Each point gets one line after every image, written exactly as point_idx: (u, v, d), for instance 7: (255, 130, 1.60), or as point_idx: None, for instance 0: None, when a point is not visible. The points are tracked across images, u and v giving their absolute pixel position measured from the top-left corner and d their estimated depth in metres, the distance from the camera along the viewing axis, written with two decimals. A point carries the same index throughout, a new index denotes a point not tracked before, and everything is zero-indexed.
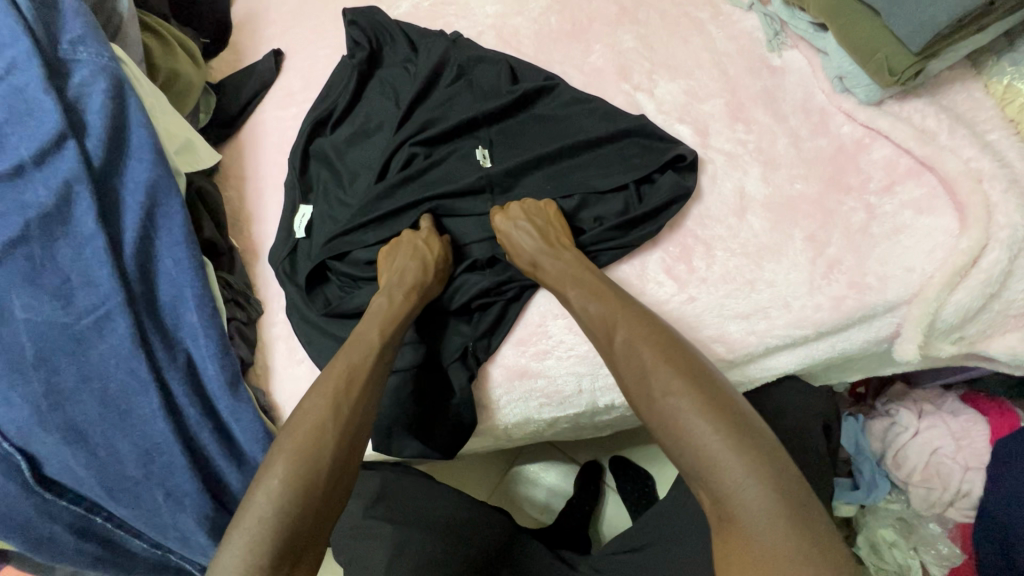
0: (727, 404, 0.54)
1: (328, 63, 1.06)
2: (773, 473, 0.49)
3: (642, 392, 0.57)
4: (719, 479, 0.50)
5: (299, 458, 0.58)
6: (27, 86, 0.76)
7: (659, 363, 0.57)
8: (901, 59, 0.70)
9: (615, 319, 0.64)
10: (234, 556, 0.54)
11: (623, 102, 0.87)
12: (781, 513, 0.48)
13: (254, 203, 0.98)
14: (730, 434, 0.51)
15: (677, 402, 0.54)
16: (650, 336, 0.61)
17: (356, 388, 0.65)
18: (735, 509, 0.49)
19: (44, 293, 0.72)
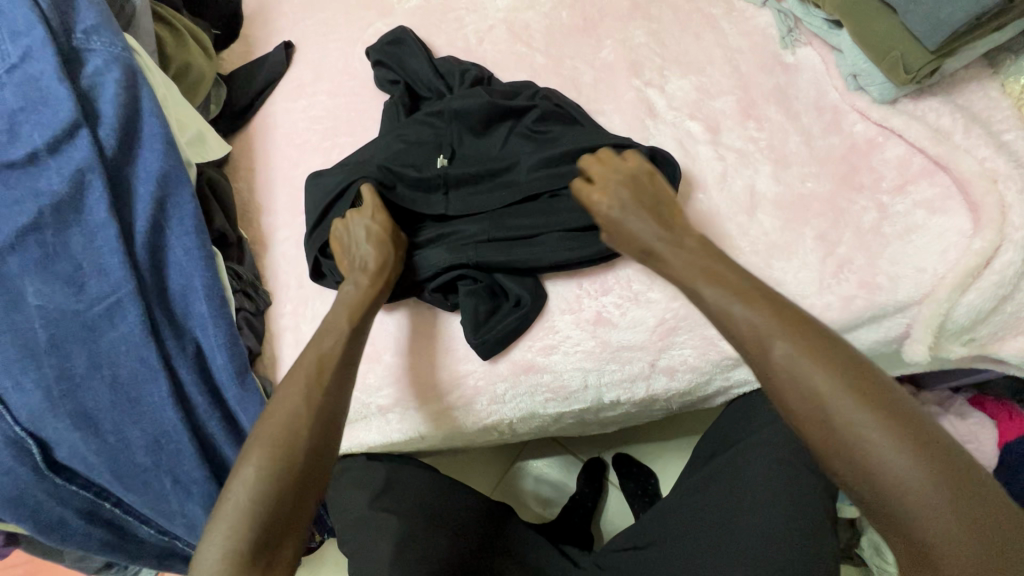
0: (926, 429, 0.48)
1: (338, 56, 1.06)
2: (977, 512, 0.45)
3: (815, 414, 0.50)
4: (925, 525, 0.45)
5: (272, 443, 0.59)
6: (42, 75, 0.76)
7: (843, 386, 0.49)
8: (917, 57, 0.69)
9: (775, 321, 0.54)
10: (216, 547, 0.55)
11: (634, 97, 0.86)
12: (975, 551, 0.44)
13: (263, 194, 0.99)
14: (935, 462, 0.46)
15: (869, 432, 0.47)
16: (816, 347, 0.51)
17: (328, 373, 0.66)
18: (927, 545, 0.45)
19: (57, 280, 0.72)
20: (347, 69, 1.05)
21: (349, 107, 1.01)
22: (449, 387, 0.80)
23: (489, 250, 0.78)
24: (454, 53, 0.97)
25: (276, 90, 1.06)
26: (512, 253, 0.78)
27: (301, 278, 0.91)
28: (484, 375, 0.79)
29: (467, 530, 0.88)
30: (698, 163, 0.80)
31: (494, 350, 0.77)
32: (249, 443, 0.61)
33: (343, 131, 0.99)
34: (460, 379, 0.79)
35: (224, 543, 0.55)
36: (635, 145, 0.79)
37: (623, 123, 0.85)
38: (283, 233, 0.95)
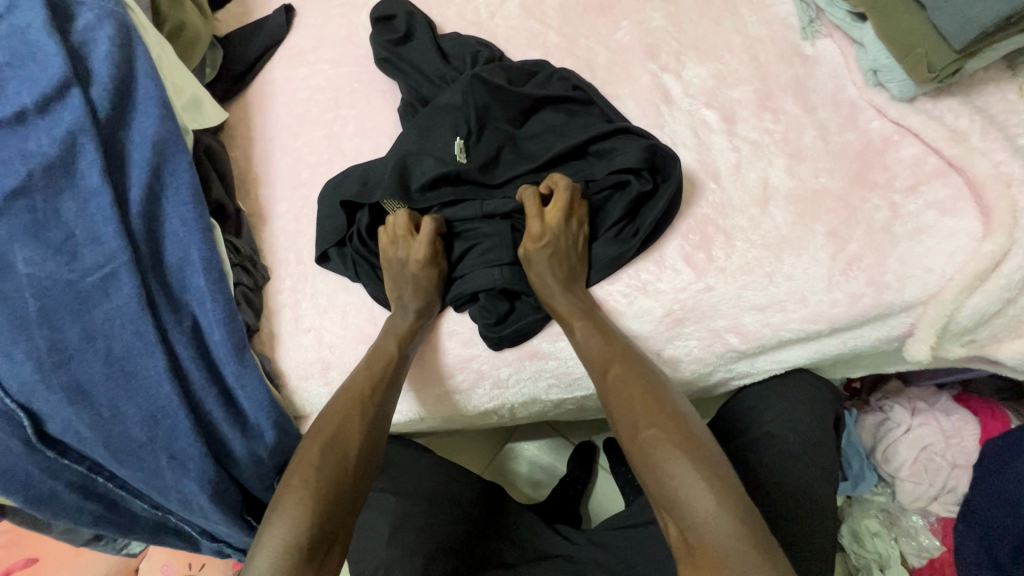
0: (700, 443, 0.60)
1: (342, 22, 1.02)
2: (741, 509, 0.55)
3: (629, 422, 0.64)
4: (698, 519, 0.55)
5: (328, 452, 0.66)
6: (30, 28, 0.72)
7: (647, 403, 0.64)
8: (941, 56, 0.68)
9: (616, 353, 0.69)
10: (272, 538, 0.60)
11: (649, 82, 0.85)
12: (745, 541, 0.53)
13: (261, 164, 0.95)
14: (694, 467, 0.58)
15: (660, 440, 0.60)
16: (642, 378, 0.67)
17: (378, 394, 0.72)
18: (702, 534, 0.54)
19: (47, 247, 0.69)
20: (350, 38, 1.01)
21: (352, 78, 0.98)
22: (452, 371, 0.79)
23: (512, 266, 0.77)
24: (464, 27, 0.94)
25: (276, 55, 1.02)
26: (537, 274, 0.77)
27: (301, 255, 0.88)
28: (489, 360, 0.78)
29: (468, 513, 0.89)
30: (712, 153, 0.80)
31: (506, 341, 0.76)
32: (303, 450, 0.67)
33: (346, 102, 0.96)
34: (463, 363, 0.79)
35: (288, 535, 0.60)
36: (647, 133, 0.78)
37: (637, 108, 0.84)
38: (283, 207, 0.92)
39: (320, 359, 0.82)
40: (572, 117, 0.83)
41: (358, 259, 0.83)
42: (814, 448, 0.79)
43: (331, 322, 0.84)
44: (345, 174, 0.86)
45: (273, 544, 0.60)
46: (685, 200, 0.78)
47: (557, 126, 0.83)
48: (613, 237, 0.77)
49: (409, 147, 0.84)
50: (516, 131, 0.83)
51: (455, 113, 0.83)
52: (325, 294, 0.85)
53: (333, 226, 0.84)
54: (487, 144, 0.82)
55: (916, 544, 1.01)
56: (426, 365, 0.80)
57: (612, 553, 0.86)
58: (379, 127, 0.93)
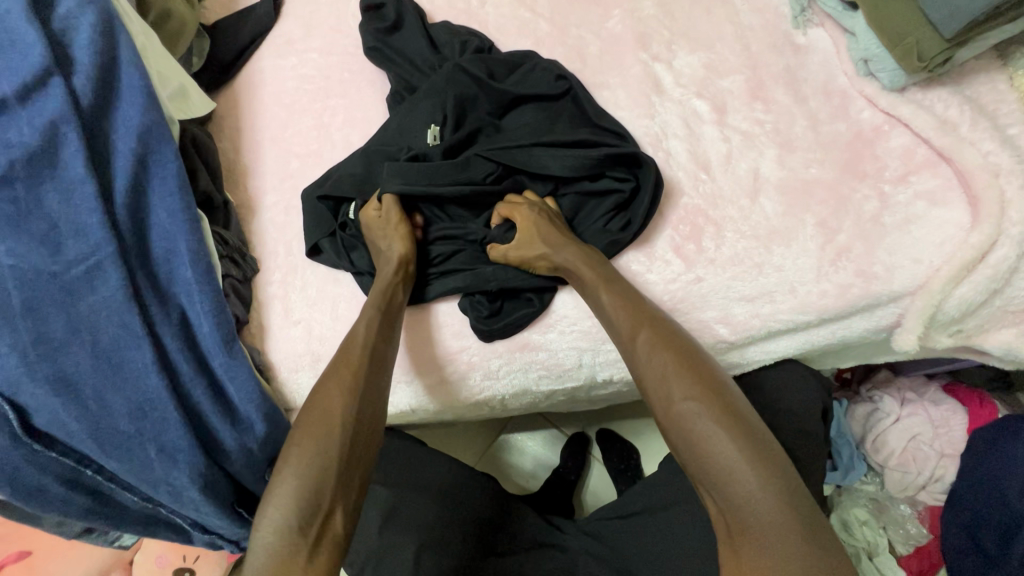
0: (736, 409, 0.58)
1: (330, 10, 1.01)
2: (779, 478, 0.53)
3: (662, 392, 0.61)
4: (737, 492, 0.53)
5: (313, 422, 0.63)
6: (9, 15, 0.71)
7: (681, 370, 0.61)
8: (932, 45, 0.68)
9: (642, 318, 0.66)
10: (273, 520, 0.58)
11: (640, 71, 0.84)
12: (784, 512, 0.52)
13: (249, 155, 0.94)
14: (732, 438, 0.55)
15: (696, 411, 0.58)
16: (672, 345, 0.63)
17: (360, 362, 0.68)
18: (741, 509, 0.53)
19: (30, 238, 0.68)
20: (339, 26, 1.00)
21: (341, 67, 0.96)
22: (442, 363, 0.79)
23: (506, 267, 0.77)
24: (454, 15, 0.93)
25: (264, 44, 1.01)
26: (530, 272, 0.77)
27: (290, 246, 0.88)
28: (478, 351, 0.78)
29: (456, 503, 0.88)
30: (703, 143, 0.79)
31: (496, 334, 0.77)
32: (296, 430, 0.64)
33: (334, 92, 0.95)
34: (454, 356, 0.79)
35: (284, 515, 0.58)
36: (624, 135, 0.79)
37: (627, 98, 0.83)
38: (272, 198, 0.91)
39: (310, 351, 0.82)
40: (552, 109, 0.82)
41: (346, 250, 0.83)
42: (803, 438, 0.79)
43: (321, 314, 0.83)
44: (331, 168, 0.87)
45: (268, 525, 0.58)
46: (675, 190, 0.77)
47: (537, 120, 0.81)
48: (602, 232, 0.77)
49: (388, 138, 0.83)
50: (496, 122, 0.83)
51: (431, 101, 0.82)
52: (314, 286, 0.85)
53: (322, 215, 0.84)
54: (464, 134, 0.81)
55: (903, 533, 1.03)
56: (421, 356, 0.79)
57: (605, 543, 0.88)
58: (369, 117, 0.92)
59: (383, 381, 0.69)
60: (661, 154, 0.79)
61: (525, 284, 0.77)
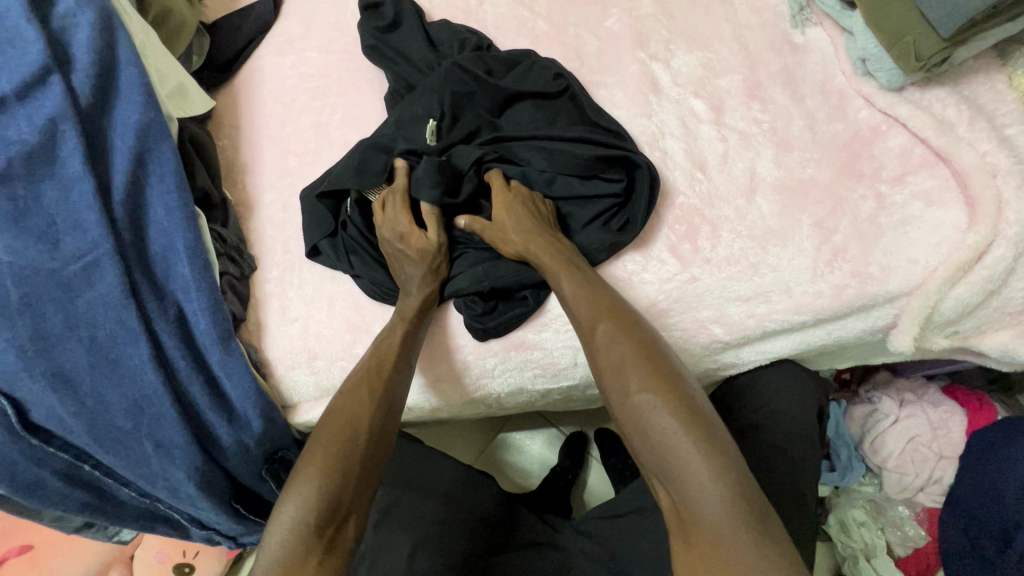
0: (689, 401, 0.58)
1: (329, 9, 1.01)
2: (735, 479, 0.53)
3: (618, 384, 0.61)
4: (688, 488, 0.53)
5: (338, 428, 0.65)
6: (8, 13, 0.71)
7: (634, 360, 0.61)
8: (929, 44, 0.67)
9: (602, 311, 0.66)
10: (287, 516, 0.60)
11: (638, 70, 0.84)
12: (737, 514, 0.51)
13: (248, 153, 0.95)
14: (683, 431, 0.56)
15: (649, 402, 0.58)
16: (629, 335, 0.63)
17: (388, 370, 0.70)
18: (693, 504, 0.53)
19: (29, 235, 0.69)
20: (338, 25, 1.00)
21: (340, 66, 0.97)
22: (437, 361, 0.80)
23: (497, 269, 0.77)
24: (452, 14, 0.93)
25: (264, 43, 1.01)
26: (523, 271, 0.76)
27: (288, 244, 0.88)
28: (474, 350, 0.79)
29: (452, 500, 0.89)
30: (700, 143, 0.79)
31: (489, 332, 0.76)
32: (319, 430, 0.66)
33: (333, 91, 0.95)
34: (450, 355, 0.79)
35: (296, 513, 0.60)
36: (622, 134, 0.78)
37: (625, 97, 0.83)
38: (270, 196, 0.91)
39: (306, 349, 0.83)
40: (550, 107, 0.82)
41: (345, 250, 0.82)
42: (799, 438, 0.79)
43: (317, 311, 0.84)
44: (331, 169, 0.87)
45: (284, 521, 0.60)
46: (671, 190, 0.77)
47: (534, 118, 0.81)
48: (601, 233, 0.76)
49: (385, 134, 0.82)
50: (495, 119, 0.82)
51: (429, 98, 0.82)
52: (312, 284, 0.85)
53: (322, 216, 0.84)
54: (463, 131, 0.80)
55: (901, 535, 1.02)
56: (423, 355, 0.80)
57: (599, 542, 0.88)
58: (367, 116, 0.93)
59: (404, 392, 0.72)
60: (657, 153, 0.79)
61: (518, 283, 0.76)
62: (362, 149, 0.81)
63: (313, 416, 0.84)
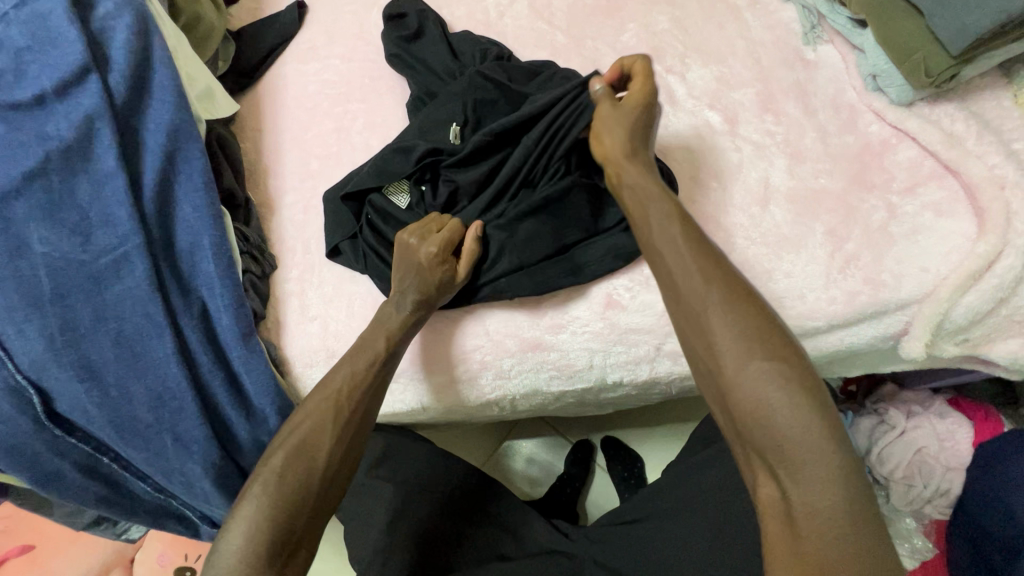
0: (808, 388, 0.53)
1: (353, 19, 1.04)
2: (854, 473, 0.51)
3: (730, 363, 0.55)
4: (801, 485, 0.51)
5: (295, 457, 0.65)
6: (51, 15, 0.74)
7: (754, 339, 0.55)
8: (938, 61, 0.70)
9: (718, 272, 0.58)
10: (235, 546, 0.61)
11: (654, 83, 0.87)
12: (855, 512, 0.50)
13: (270, 155, 0.97)
14: (803, 421, 0.52)
15: (769, 388, 0.53)
16: (745, 308, 0.56)
17: (354, 399, 0.70)
18: (805, 501, 0.51)
19: (62, 228, 0.70)
20: (361, 34, 1.03)
21: (363, 74, 0.99)
22: (453, 362, 0.81)
23: (519, 279, 0.78)
24: (474, 26, 0.96)
25: (288, 50, 1.04)
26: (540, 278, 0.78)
27: (308, 244, 0.90)
28: (491, 350, 0.80)
29: (465, 503, 0.89)
30: (715, 153, 0.81)
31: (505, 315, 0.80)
32: (274, 453, 0.66)
33: (355, 97, 0.98)
34: (466, 355, 0.80)
35: (243, 543, 0.61)
36: None
37: None
38: (291, 197, 0.93)
39: (324, 347, 0.84)
40: None
41: (366, 252, 0.84)
42: None
43: (336, 311, 0.85)
44: (352, 172, 0.89)
45: (234, 544, 0.61)
46: (686, 198, 0.79)
47: None
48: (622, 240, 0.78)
49: (408, 138, 0.84)
50: None
51: (452, 105, 0.84)
52: (332, 284, 0.87)
53: (344, 218, 0.86)
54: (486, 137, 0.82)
55: (908, 547, 1.04)
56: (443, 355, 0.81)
57: (611, 550, 0.88)
58: (388, 121, 0.95)
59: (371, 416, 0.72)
60: (673, 162, 0.81)
61: (543, 290, 0.78)
62: (387, 153, 0.83)
63: None
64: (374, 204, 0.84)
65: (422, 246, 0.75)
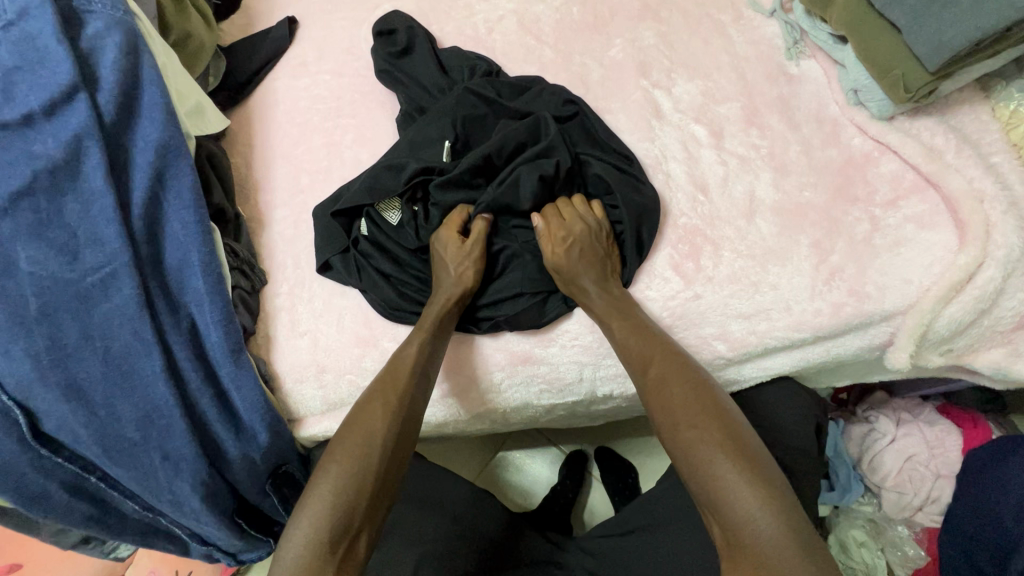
0: (741, 440, 0.60)
1: (344, 34, 1.05)
2: (784, 506, 0.55)
3: (669, 422, 0.63)
4: (741, 523, 0.55)
5: (354, 443, 0.66)
6: (40, 34, 0.74)
7: (687, 400, 0.63)
8: (917, 77, 0.71)
9: (653, 350, 0.69)
10: (299, 535, 0.61)
11: (641, 97, 0.88)
12: (789, 544, 0.53)
13: (260, 171, 0.97)
14: (737, 466, 0.57)
15: (702, 440, 0.60)
16: (681, 374, 0.66)
17: (403, 385, 0.71)
18: (744, 537, 0.54)
19: (49, 246, 0.70)
20: (351, 49, 1.04)
21: (353, 89, 1.00)
22: (450, 376, 0.81)
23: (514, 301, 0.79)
24: (463, 42, 0.97)
25: (279, 65, 1.05)
26: (541, 286, 0.79)
27: (298, 259, 0.90)
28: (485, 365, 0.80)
29: (456, 517, 0.88)
30: (701, 166, 0.82)
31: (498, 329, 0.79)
32: (335, 445, 0.67)
33: (345, 112, 0.98)
34: (459, 371, 0.81)
35: (309, 531, 0.61)
36: (630, 160, 0.82)
37: (628, 122, 0.87)
38: (281, 212, 0.94)
39: (315, 362, 0.84)
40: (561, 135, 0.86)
41: (358, 266, 0.84)
42: (800, 454, 0.79)
43: (326, 325, 0.85)
44: (343, 187, 0.89)
45: (298, 540, 0.61)
46: (673, 211, 0.80)
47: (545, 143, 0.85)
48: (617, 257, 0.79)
49: (399, 154, 0.85)
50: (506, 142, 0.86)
51: (442, 120, 0.85)
52: (321, 299, 0.87)
53: (337, 233, 0.86)
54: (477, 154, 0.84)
55: (901, 555, 1.03)
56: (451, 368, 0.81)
57: (604, 562, 0.88)
58: (378, 136, 0.96)
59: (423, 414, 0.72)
60: (660, 176, 0.82)
61: (534, 307, 0.78)
62: (378, 168, 0.84)
63: (319, 430, 0.85)
64: (368, 218, 0.85)
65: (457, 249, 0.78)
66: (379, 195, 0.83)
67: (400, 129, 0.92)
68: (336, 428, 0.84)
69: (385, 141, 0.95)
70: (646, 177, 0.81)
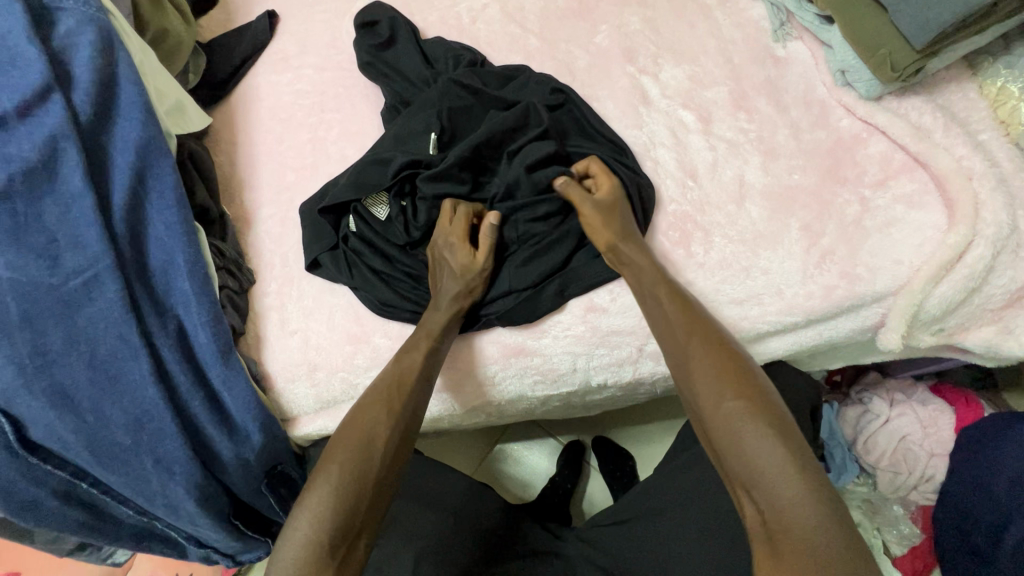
0: (781, 420, 0.59)
1: (324, 28, 1.03)
2: (824, 493, 0.55)
3: (706, 396, 0.62)
4: (781, 504, 0.54)
5: (353, 444, 0.66)
6: (9, 33, 0.72)
7: (728, 375, 0.62)
8: (904, 56, 0.71)
9: (693, 324, 0.67)
10: (298, 535, 0.61)
11: (628, 84, 0.87)
12: (833, 529, 0.53)
13: (245, 168, 0.96)
14: (780, 446, 0.57)
15: (742, 418, 0.59)
16: (720, 349, 0.65)
17: (405, 387, 0.70)
18: (784, 517, 0.54)
19: (29, 251, 0.69)
20: (333, 43, 1.02)
21: (336, 83, 0.99)
22: (447, 372, 0.81)
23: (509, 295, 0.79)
24: (447, 32, 0.96)
25: (260, 61, 1.03)
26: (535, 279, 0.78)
27: (286, 258, 0.89)
28: (482, 360, 0.80)
29: (456, 510, 0.87)
30: (690, 152, 0.82)
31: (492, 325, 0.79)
32: (333, 445, 0.67)
33: (330, 106, 0.97)
34: (455, 366, 0.80)
35: (309, 531, 0.60)
36: (622, 149, 0.82)
37: (616, 109, 0.86)
38: (268, 210, 0.92)
39: (306, 361, 0.83)
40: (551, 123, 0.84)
41: (349, 262, 0.84)
42: None
43: (317, 323, 0.84)
44: (330, 182, 0.88)
45: (298, 539, 0.60)
46: (662, 198, 0.80)
47: None
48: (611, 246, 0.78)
49: (385, 148, 0.84)
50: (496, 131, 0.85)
51: (427, 112, 0.84)
52: (311, 296, 0.86)
53: (325, 230, 0.85)
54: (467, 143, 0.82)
55: (896, 534, 1.03)
56: (450, 366, 0.80)
57: (605, 550, 0.88)
58: (364, 130, 0.94)
59: (423, 410, 0.72)
60: (649, 163, 0.82)
61: (529, 300, 0.78)
62: (364, 163, 0.83)
63: (313, 429, 0.85)
64: (356, 212, 0.83)
65: (451, 244, 0.77)
66: (365, 190, 0.82)
67: (386, 122, 0.91)
68: (331, 426, 0.84)
69: (371, 135, 0.94)
70: (638, 166, 0.81)
